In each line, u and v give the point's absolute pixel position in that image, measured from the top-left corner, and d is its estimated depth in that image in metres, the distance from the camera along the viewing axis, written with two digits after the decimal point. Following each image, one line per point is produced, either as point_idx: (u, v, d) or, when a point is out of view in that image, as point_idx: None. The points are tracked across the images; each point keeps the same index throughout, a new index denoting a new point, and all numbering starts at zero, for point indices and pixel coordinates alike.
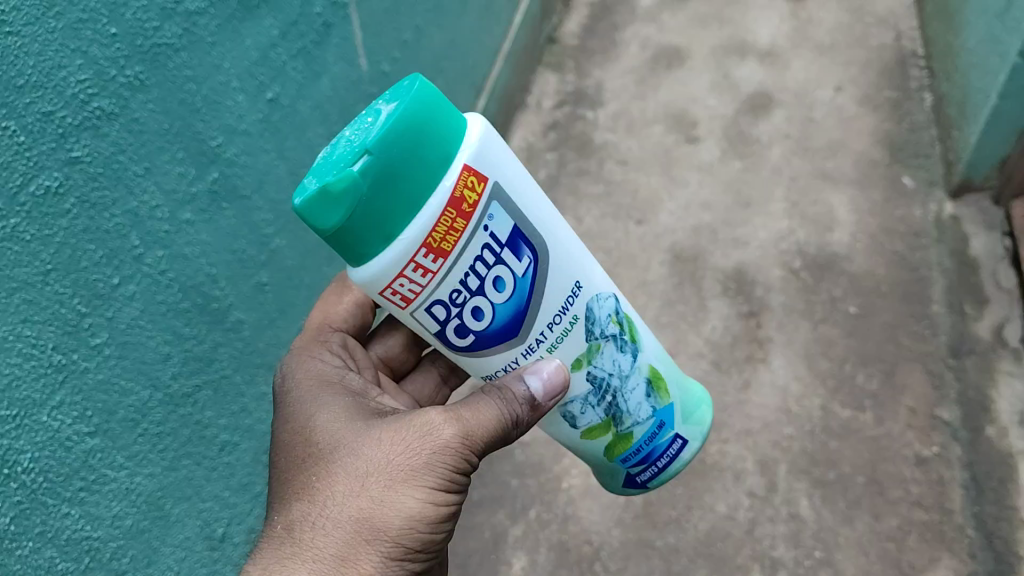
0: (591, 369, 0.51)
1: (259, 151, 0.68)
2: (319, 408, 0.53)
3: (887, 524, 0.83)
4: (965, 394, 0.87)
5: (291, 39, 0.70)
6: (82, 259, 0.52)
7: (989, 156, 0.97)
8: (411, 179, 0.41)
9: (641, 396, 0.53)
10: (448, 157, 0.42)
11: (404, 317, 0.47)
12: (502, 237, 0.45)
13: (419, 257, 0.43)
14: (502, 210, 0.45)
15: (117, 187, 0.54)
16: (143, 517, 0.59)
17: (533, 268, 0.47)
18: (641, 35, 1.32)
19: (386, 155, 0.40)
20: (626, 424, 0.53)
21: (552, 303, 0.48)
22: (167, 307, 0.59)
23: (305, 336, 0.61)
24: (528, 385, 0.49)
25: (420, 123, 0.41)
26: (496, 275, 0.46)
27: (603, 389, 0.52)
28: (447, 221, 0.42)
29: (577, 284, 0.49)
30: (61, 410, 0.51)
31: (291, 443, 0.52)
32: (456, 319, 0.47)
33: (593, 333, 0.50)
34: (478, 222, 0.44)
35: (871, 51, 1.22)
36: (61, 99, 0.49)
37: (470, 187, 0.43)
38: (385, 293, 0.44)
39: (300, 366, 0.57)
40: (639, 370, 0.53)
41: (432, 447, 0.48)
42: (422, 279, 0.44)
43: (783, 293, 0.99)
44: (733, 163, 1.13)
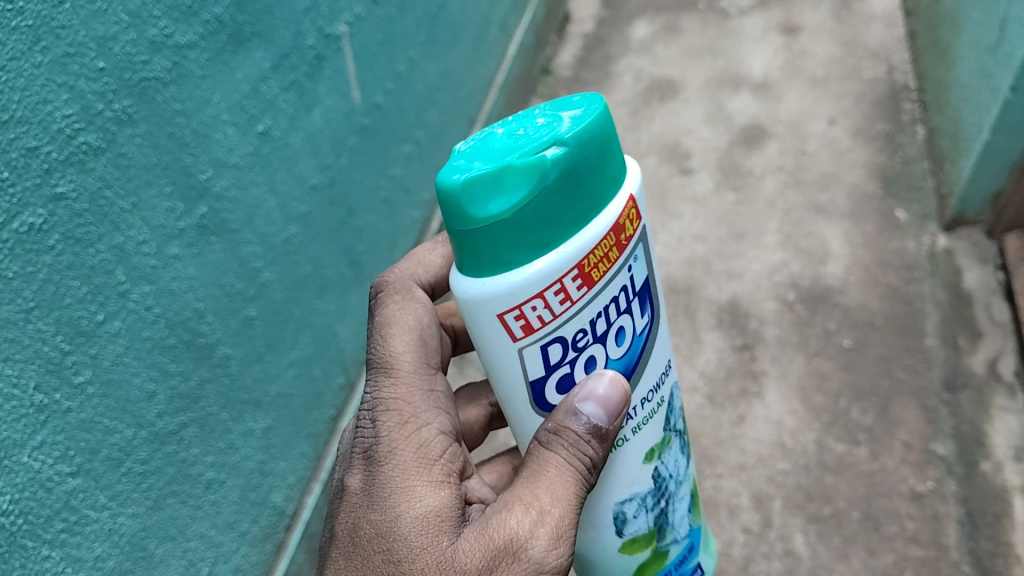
0: (659, 463, 0.52)
1: (248, 185, 0.67)
2: (402, 499, 0.47)
3: (882, 561, 0.81)
4: (959, 428, 0.87)
5: (283, 72, 0.70)
6: (66, 295, 0.51)
7: (982, 190, 0.97)
8: (587, 189, 0.41)
9: (683, 508, 0.55)
10: (616, 182, 0.42)
11: (507, 353, 0.45)
12: (637, 283, 0.46)
13: (568, 279, 0.42)
14: (643, 255, 0.46)
15: (102, 224, 0.53)
16: (126, 558, 0.58)
17: (647, 329, 0.48)
18: (635, 67, 1.33)
19: (575, 153, 0.40)
20: (666, 538, 0.54)
21: (651, 373, 0.49)
22: (153, 343, 0.58)
23: (398, 370, 0.54)
24: (582, 412, 0.45)
25: (605, 136, 0.41)
26: (619, 326, 0.46)
27: (662, 490, 0.52)
28: (606, 245, 0.42)
29: (667, 364, 0.51)
30: (42, 450, 0.50)
31: (370, 540, 0.47)
32: (566, 366, 0.46)
33: (669, 429, 0.52)
34: (626, 261, 0.44)
35: (864, 83, 1.23)
36: (46, 134, 0.48)
37: (630, 218, 0.43)
38: (510, 315, 0.42)
39: (387, 429, 0.51)
40: (687, 481, 0.55)
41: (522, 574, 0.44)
42: (559, 307, 0.43)
43: (778, 326, 0.99)
44: (726, 195, 1.12)
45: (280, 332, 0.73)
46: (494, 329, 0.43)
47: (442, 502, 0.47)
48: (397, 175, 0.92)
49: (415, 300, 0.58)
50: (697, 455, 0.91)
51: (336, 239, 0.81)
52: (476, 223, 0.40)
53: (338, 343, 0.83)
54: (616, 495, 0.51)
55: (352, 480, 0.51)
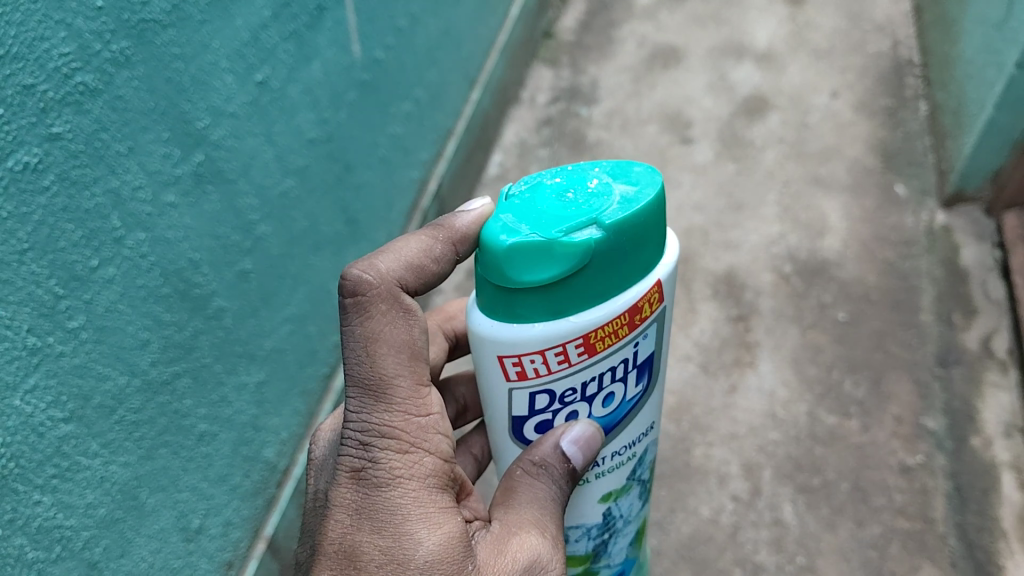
0: (613, 504, 0.53)
1: (246, 134, 0.66)
2: (419, 528, 0.43)
3: (869, 532, 0.82)
4: (950, 404, 0.87)
5: (283, 21, 0.69)
6: (60, 238, 0.50)
7: (982, 167, 0.97)
8: (619, 270, 0.42)
9: (624, 543, 0.57)
10: (649, 266, 0.43)
11: (498, 389, 0.46)
12: (641, 356, 0.47)
13: (571, 345, 0.43)
14: (654, 332, 0.46)
15: (98, 166, 0.52)
16: (117, 506, 0.58)
17: (639, 396, 0.49)
18: (638, 33, 1.32)
19: (617, 238, 0.40)
20: (599, 562, 0.57)
21: (630, 432, 0.50)
22: (148, 291, 0.58)
23: (395, 390, 0.45)
24: (561, 448, 0.46)
25: (650, 226, 0.42)
26: (610, 392, 0.47)
27: (608, 526, 0.54)
28: (617, 323, 0.43)
29: (651, 424, 0.52)
30: (34, 395, 0.50)
31: (380, 570, 0.43)
32: (549, 413, 0.47)
33: (632, 475, 0.53)
34: (633, 338, 0.45)
35: (867, 57, 1.22)
36: (42, 72, 0.48)
37: (650, 300, 0.44)
38: (509, 359, 0.43)
39: (391, 451, 0.45)
40: (637, 521, 0.57)
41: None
42: (555, 364, 0.44)
43: (773, 298, 0.99)
44: (727, 165, 1.12)
45: (275, 285, 0.73)
46: (492, 366, 0.44)
47: (460, 530, 0.44)
48: (396, 133, 0.91)
49: (406, 306, 0.46)
50: (689, 423, 0.91)
51: (333, 195, 0.80)
52: (508, 283, 0.41)
53: (333, 301, 0.83)
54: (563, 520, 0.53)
55: (341, 495, 0.45)
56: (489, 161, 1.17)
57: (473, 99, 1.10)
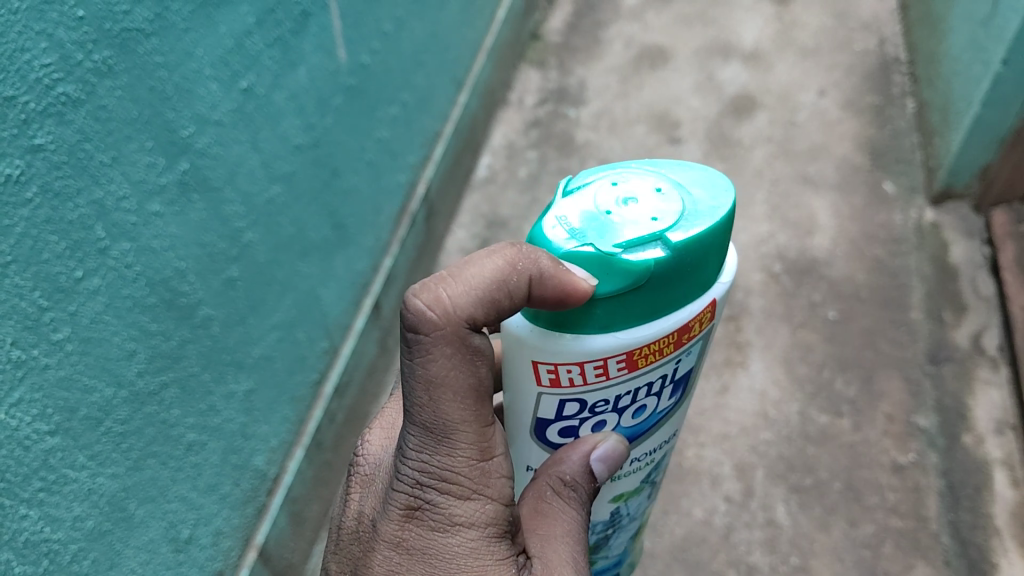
0: (622, 504, 0.53)
1: (231, 142, 0.66)
2: None
3: (862, 531, 0.82)
4: (942, 401, 0.87)
5: (268, 27, 0.69)
6: (44, 250, 0.50)
7: (971, 164, 0.97)
8: (678, 287, 0.40)
9: (625, 538, 0.58)
10: (708, 282, 0.42)
11: (527, 392, 0.45)
12: (679, 372, 0.46)
13: (611, 360, 0.42)
14: (696, 351, 0.46)
15: (81, 176, 0.52)
16: (104, 518, 0.57)
17: (668, 407, 0.48)
18: (625, 33, 1.31)
19: (684, 255, 0.39)
20: (598, 554, 0.57)
21: (654, 439, 0.50)
22: (134, 302, 0.57)
23: (458, 437, 0.42)
24: (587, 462, 0.45)
25: (713, 244, 0.40)
26: (642, 405, 0.46)
27: (613, 523, 0.55)
28: (663, 342, 0.42)
29: (673, 433, 0.52)
30: (19, 408, 0.49)
31: None
32: (578, 419, 0.46)
33: (647, 477, 0.53)
34: (675, 356, 0.44)
35: (854, 55, 1.22)
36: (24, 84, 0.47)
37: (699, 320, 0.43)
38: (545, 367, 0.42)
39: (451, 496, 0.43)
40: (639, 518, 0.57)
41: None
42: (593, 376, 0.43)
43: (763, 297, 0.99)
44: (715, 165, 1.12)
45: (263, 292, 0.72)
46: (524, 369, 0.43)
47: None
48: (383, 137, 0.91)
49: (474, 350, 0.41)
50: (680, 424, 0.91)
51: (321, 200, 0.80)
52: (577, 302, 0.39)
53: (322, 307, 0.82)
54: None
55: (391, 532, 0.44)
56: (478, 163, 1.17)
57: (460, 101, 1.10)
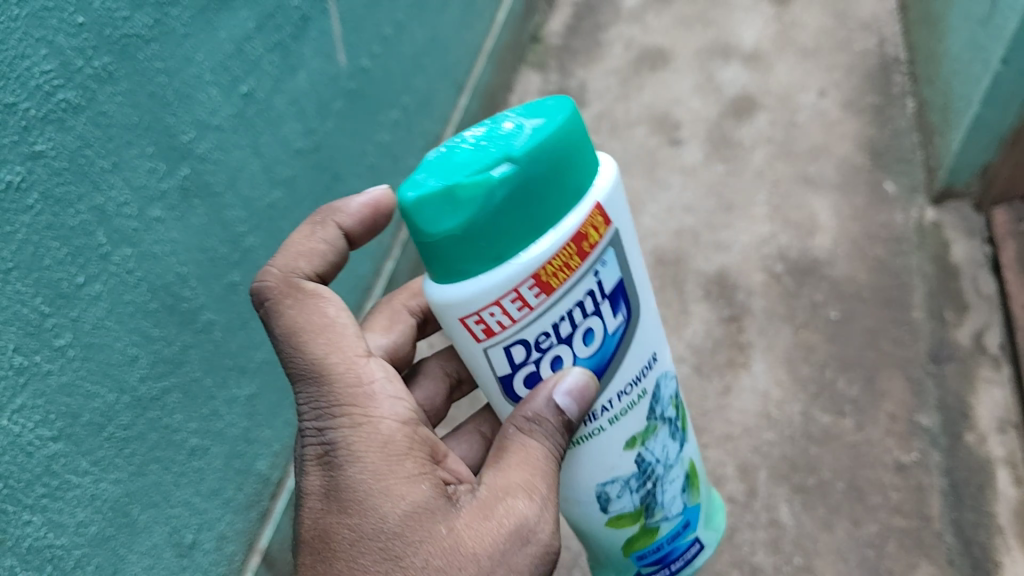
0: (642, 450, 0.52)
1: (232, 147, 0.66)
2: (382, 497, 0.44)
3: (865, 531, 0.82)
4: (944, 401, 0.87)
5: (268, 32, 0.69)
6: (45, 256, 0.50)
7: (971, 162, 0.97)
8: (541, 202, 0.41)
9: (676, 490, 0.56)
10: (580, 190, 0.43)
11: (474, 352, 0.46)
12: (608, 286, 0.46)
13: (524, 288, 0.42)
14: (613, 257, 0.46)
15: (83, 182, 0.52)
16: (107, 524, 0.57)
17: (623, 325, 0.48)
18: (625, 35, 1.31)
19: (528, 168, 0.40)
20: (656, 516, 0.55)
21: (629, 369, 0.49)
22: (135, 307, 0.57)
23: (333, 367, 0.47)
24: (556, 401, 0.46)
25: (559, 154, 0.41)
26: (588, 327, 0.46)
27: (647, 474, 0.53)
28: (565, 254, 0.43)
29: (652, 356, 0.51)
30: (21, 414, 0.49)
31: (353, 545, 0.44)
32: (533, 364, 0.47)
33: (654, 414, 0.52)
34: (592, 266, 0.44)
35: (854, 55, 1.22)
36: (25, 90, 0.47)
37: (594, 226, 0.44)
38: (471, 320, 0.44)
39: (345, 425, 0.46)
40: (680, 463, 0.55)
41: (541, 560, 0.45)
42: (519, 312, 0.43)
43: (765, 298, 0.99)
44: (716, 166, 1.12)
45: None
46: (459, 330, 0.45)
47: (426, 491, 0.44)
48: (384, 141, 0.91)
49: (314, 292, 0.49)
50: None
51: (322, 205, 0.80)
52: (447, 238, 0.41)
53: None
54: (597, 478, 0.52)
55: (311, 484, 0.47)
56: None
57: (461, 104, 1.10)
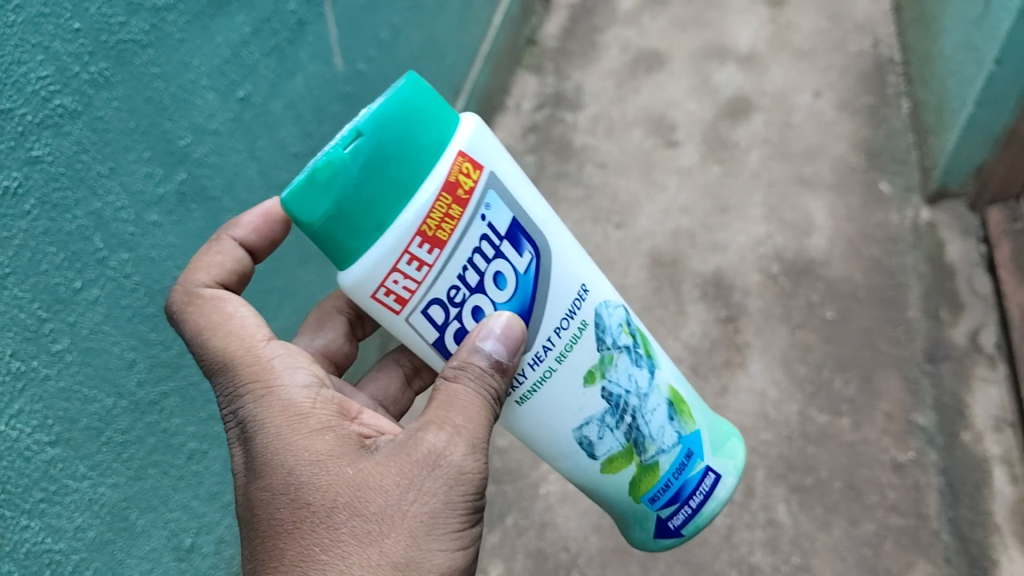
0: (605, 383, 0.52)
1: (229, 151, 0.66)
2: (290, 452, 0.45)
3: (863, 530, 0.83)
4: (940, 399, 0.88)
5: (264, 37, 0.69)
6: (43, 261, 0.50)
7: (965, 163, 0.98)
8: (401, 166, 0.43)
9: (663, 420, 0.54)
10: (440, 144, 0.44)
11: (397, 326, 0.48)
12: (501, 228, 0.47)
13: (414, 247, 0.44)
14: (498, 198, 0.47)
15: (79, 188, 0.52)
16: (106, 528, 0.57)
17: (535, 262, 0.49)
18: (621, 37, 1.31)
19: (376, 137, 0.42)
20: (650, 452, 0.54)
21: (558, 306, 0.50)
22: (133, 312, 0.57)
23: (232, 346, 0.48)
24: (483, 348, 0.47)
25: (403, 116, 0.43)
26: (495, 271, 0.48)
27: (619, 407, 0.53)
28: (443, 206, 0.44)
29: (583, 288, 0.51)
30: (19, 419, 0.49)
31: (269, 505, 0.44)
32: (454, 321, 0.48)
33: (605, 344, 0.52)
34: (476, 211, 0.46)
35: (849, 56, 1.22)
36: (21, 96, 0.47)
37: (464, 173, 0.45)
38: (379, 295, 0.46)
39: (251, 396, 0.47)
40: (658, 391, 0.54)
41: (460, 482, 0.46)
42: (418, 272, 0.45)
43: (761, 298, 0.99)
44: (712, 168, 1.12)
45: (262, 301, 0.72)
46: (375, 309, 0.47)
47: (331, 442, 0.45)
48: None
49: (212, 294, 0.51)
50: None
51: None
52: (319, 220, 0.42)
53: None
54: (569, 424, 0.52)
55: (235, 464, 0.48)
56: None
57: (458, 106, 1.10)
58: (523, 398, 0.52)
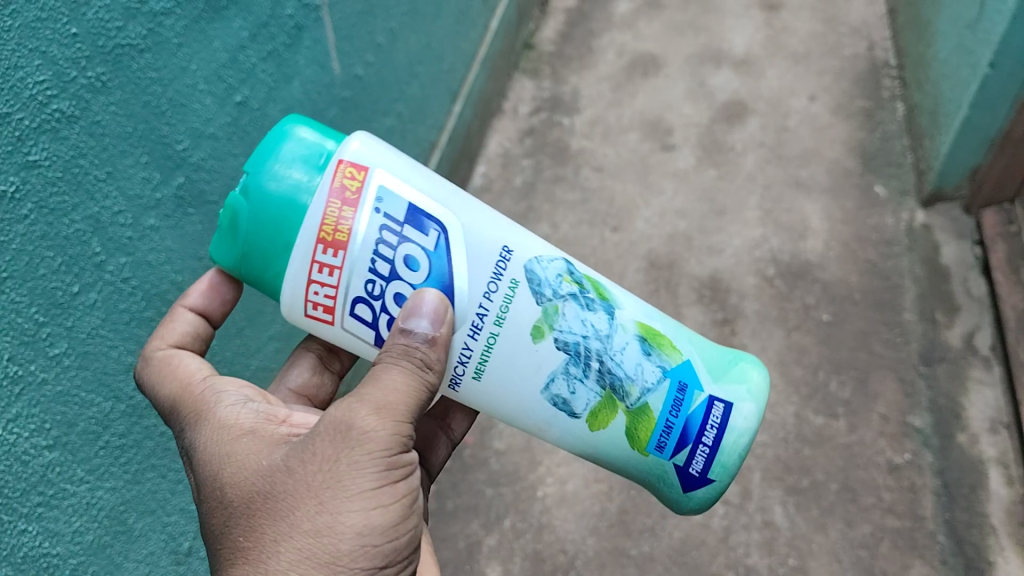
0: (557, 334, 0.51)
1: (227, 156, 0.66)
2: (213, 462, 0.47)
3: (859, 531, 0.83)
4: (936, 401, 0.88)
5: (262, 41, 0.69)
6: (40, 266, 0.50)
7: (960, 166, 0.98)
8: (288, 196, 0.47)
9: (636, 357, 0.53)
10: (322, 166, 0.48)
11: (339, 335, 0.51)
12: (398, 216, 0.48)
13: (318, 257, 0.48)
14: (390, 191, 0.48)
15: (76, 192, 0.52)
16: (104, 532, 0.58)
17: (445, 237, 0.49)
18: (617, 41, 1.32)
19: (260, 179, 0.47)
20: (634, 395, 0.53)
21: (480, 271, 0.50)
22: (131, 316, 0.58)
23: (163, 380, 0.51)
24: (414, 330, 0.47)
25: (285, 155, 0.48)
26: (405, 255, 0.49)
27: (581, 356, 0.52)
28: (332, 214, 0.47)
29: (506, 249, 0.50)
30: (17, 423, 0.49)
31: (206, 514, 0.46)
32: (385, 314, 0.50)
33: (545, 296, 0.51)
34: (367, 207, 0.47)
35: (844, 60, 1.23)
36: (18, 101, 0.47)
37: (346, 179, 0.47)
38: (310, 311, 0.50)
39: (183, 421, 0.50)
40: (622, 330, 0.53)
41: (363, 442, 0.44)
42: (331, 278, 0.48)
43: (757, 301, 0.99)
44: (708, 171, 1.13)
45: (261, 304, 0.72)
46: (313, 323, 0.50)
47: (247, 445, 0.47)
48: None
49: (163, 352, 0.52)
50: None
51: None
52: (237, 271, 0.49)
53: None
54: (534, 387, 0.52)
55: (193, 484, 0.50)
56: (473, 172, 1.18)
57: (455, 111, 1.10)
58: (477, 372, 0.51)
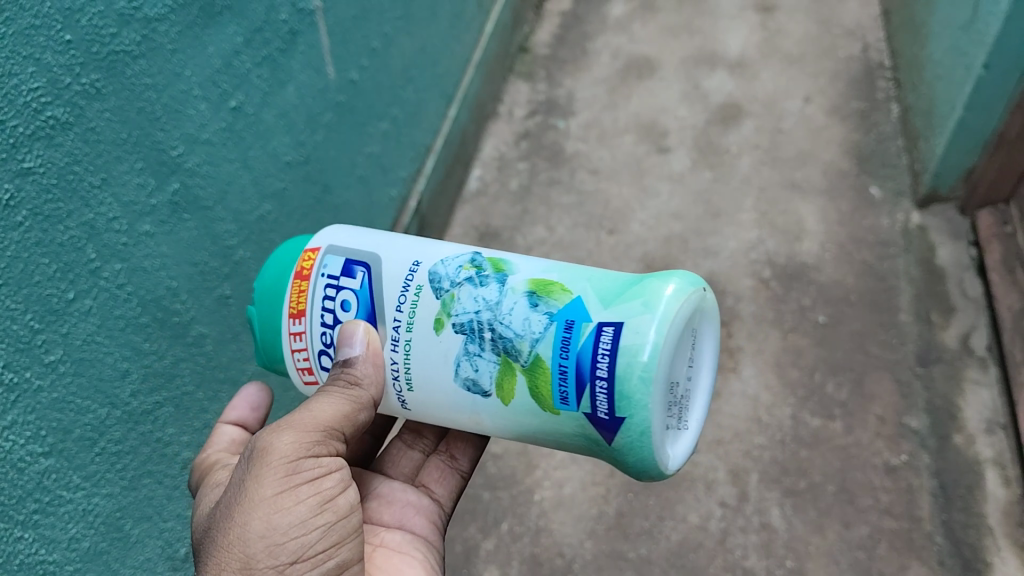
0: (454, 320, 0.50)
1: (222, 160, 0.66)
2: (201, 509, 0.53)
3: (856, 532, 0.83)
4: (932, 402, 0.89)
5: (256, 47, 0.69)
6: (36, 273, 0.50)
7: (955, 167, 0.99)
8: (274, 290, 0.55)
9: (523, 313, 0.49)
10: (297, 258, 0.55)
11: None
12: (338, 270, 0.53)
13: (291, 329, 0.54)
14: (335, 255, 0.53)
15: (71, 199, 0.52)
16: (101, 539, 0.58)
17: (369, 274, 0.52)
18: (612, 44, 1.32)
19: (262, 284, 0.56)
20: (524, 351, 0.49)
21: (391, 290, 0.52)
22: (126, 322, 0.57)
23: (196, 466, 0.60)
24: (340, 357, 0.50)
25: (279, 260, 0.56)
26: (343, 300, 0.52)
27: (474, 331, 0.49)
28: (297, 289, 0.54)
29: (415, 264, 0.52)
30: (12, 431, 0.49)
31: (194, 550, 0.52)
32: None
33: (443, 288, 0.51)
34: (316, 273, 0.53)
35: (839, 61, 1.23)
36: (13, 108, 0.47)
37: (307, 259, 0.54)
38: (306, 380, 0.55)
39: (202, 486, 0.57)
40: (514, 293, 0.50)
41: (265, 453, 0.47)
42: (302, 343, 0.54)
43: (753, 302, 0.99)
44: (703, 173, 1.13)
45: None
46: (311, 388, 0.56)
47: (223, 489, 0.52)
48: (374, 152, 0.92)
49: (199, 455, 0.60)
50: None
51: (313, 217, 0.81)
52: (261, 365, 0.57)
53: None
54: (444, 377, 0.50)
55: None
56: (468, 175, 1.18)
57: (450, 114, 1.10)
58: (409, 383, 0.52)
